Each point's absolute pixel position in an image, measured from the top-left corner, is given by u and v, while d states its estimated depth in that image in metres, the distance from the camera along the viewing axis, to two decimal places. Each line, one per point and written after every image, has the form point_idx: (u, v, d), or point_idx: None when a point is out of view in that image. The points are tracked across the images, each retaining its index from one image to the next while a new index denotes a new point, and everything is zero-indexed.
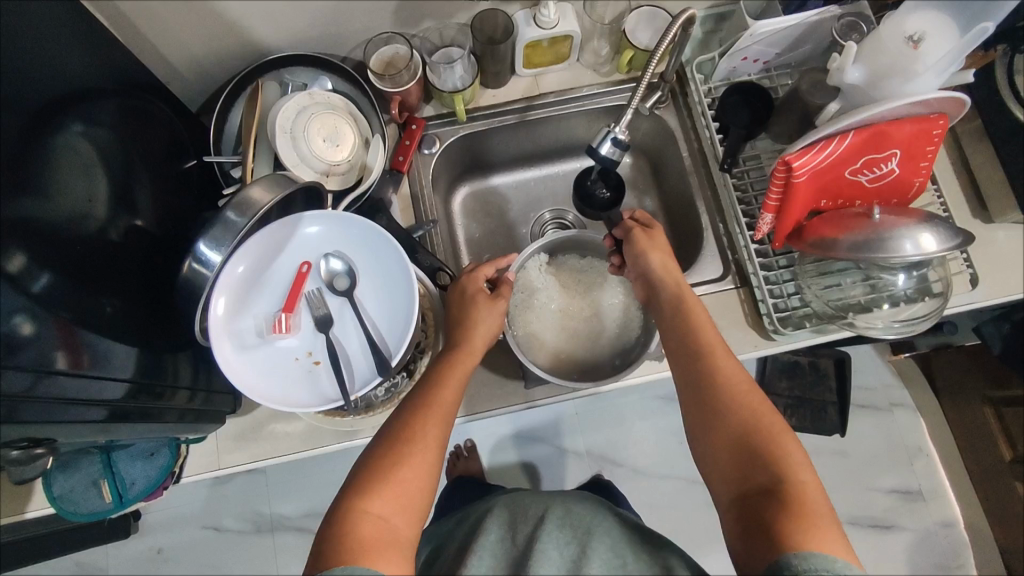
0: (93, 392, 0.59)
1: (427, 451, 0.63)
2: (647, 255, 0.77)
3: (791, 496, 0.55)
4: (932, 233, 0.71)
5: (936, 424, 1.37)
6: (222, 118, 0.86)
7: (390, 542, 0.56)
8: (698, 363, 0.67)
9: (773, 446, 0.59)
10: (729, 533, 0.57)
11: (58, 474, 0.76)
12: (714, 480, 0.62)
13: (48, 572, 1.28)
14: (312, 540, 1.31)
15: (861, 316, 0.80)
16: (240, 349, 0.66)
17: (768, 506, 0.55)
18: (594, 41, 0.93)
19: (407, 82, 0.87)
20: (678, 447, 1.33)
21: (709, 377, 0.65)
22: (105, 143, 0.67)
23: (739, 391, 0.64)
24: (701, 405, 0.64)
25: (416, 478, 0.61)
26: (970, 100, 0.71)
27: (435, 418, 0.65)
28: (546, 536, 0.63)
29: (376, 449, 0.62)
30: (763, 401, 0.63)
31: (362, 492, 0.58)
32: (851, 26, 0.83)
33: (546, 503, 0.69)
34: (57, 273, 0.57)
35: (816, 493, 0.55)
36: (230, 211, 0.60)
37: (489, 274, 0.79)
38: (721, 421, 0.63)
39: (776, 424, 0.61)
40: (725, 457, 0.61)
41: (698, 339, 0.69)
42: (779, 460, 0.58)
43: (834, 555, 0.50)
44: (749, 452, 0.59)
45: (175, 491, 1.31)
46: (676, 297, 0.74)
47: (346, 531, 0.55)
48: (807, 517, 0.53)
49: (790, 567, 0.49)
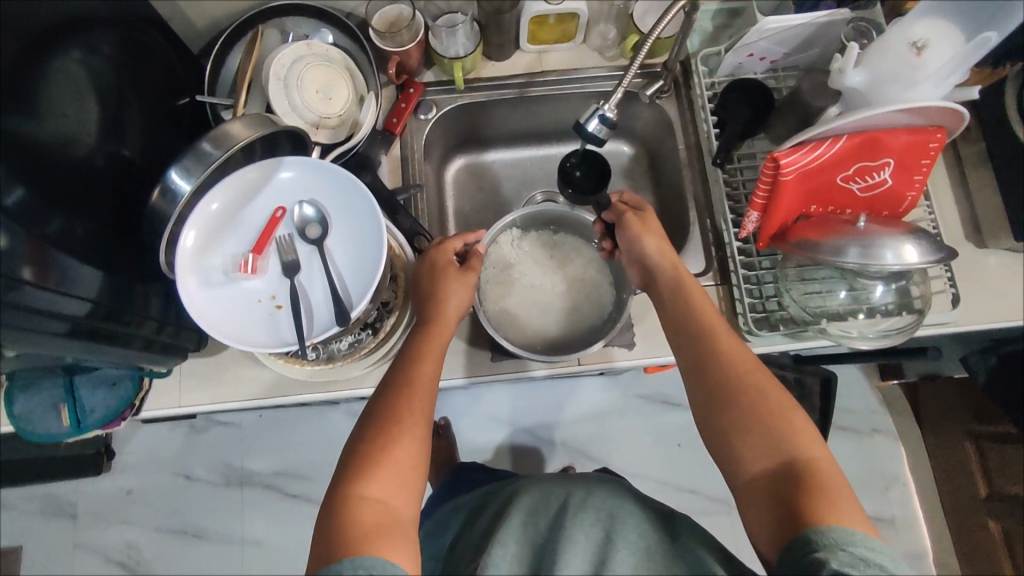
0: (62, 308, 0.59)
1: (419, 425, 0.64)
2: (642, 240, 0.75)
3: (806, 480, 0.57)
4: (915, 245, 0.70)
5: (916, 455, 1.33)
6: (220, 60, 0.86)
7: (393, 523, 0.58)
8: (701, 354, 0.67)
9: (783, 432, 0.61)
10: (751, 519, 0.59)
11: (19, 393, 0.76)
12: (727, 470, 0.63)
13: (20, 500, 1.29)
14: (279, 498, 1.31)
15: (836, 324, 0.79)
16: (204, 286, 0.67)
17: (788, 493, 0.57)
18: (601, 25, 0.93)
19: (408, 42, 0.86)
20: (652, 446, 1.32)
21: (713, 369, 0.65)
22: (96, 69, 0.68)
23: (749, 373, 0.65)
24: (707, 398, 0.65)
25: (412, 453, 0.62)
26: (970, 115, 0.69)
27: (420, 392, 0.66)
28: (573, 525, 0.65)
29: (367, 431, 0.63)
30: (768, 380, 0.64)
31: (355, 480, 0.59)
32: (861, 33, 0.80)
33: (566, 489, 0.71)
34: (30, 187, 0.56)
35: (830, 473, 0.58)
36: (205, 142, 0.60)
37: (457, 248, 0.77)
38: (730, 410, 0.63)
39: (787, 406, 0.63)
40: (738, 449, 0.62)
41: (701, 327, 0.68)
42: (792, 444, 0.60)
43: (853, 527, 0.53)
44: (761, 441, 0.61)
45: (150, 434, 1.32)
46: (674, 284, 0.72)
47: (351, 517, 0.57)
48: (826, 497, 0.55)
49: (812, 544, 0.52)
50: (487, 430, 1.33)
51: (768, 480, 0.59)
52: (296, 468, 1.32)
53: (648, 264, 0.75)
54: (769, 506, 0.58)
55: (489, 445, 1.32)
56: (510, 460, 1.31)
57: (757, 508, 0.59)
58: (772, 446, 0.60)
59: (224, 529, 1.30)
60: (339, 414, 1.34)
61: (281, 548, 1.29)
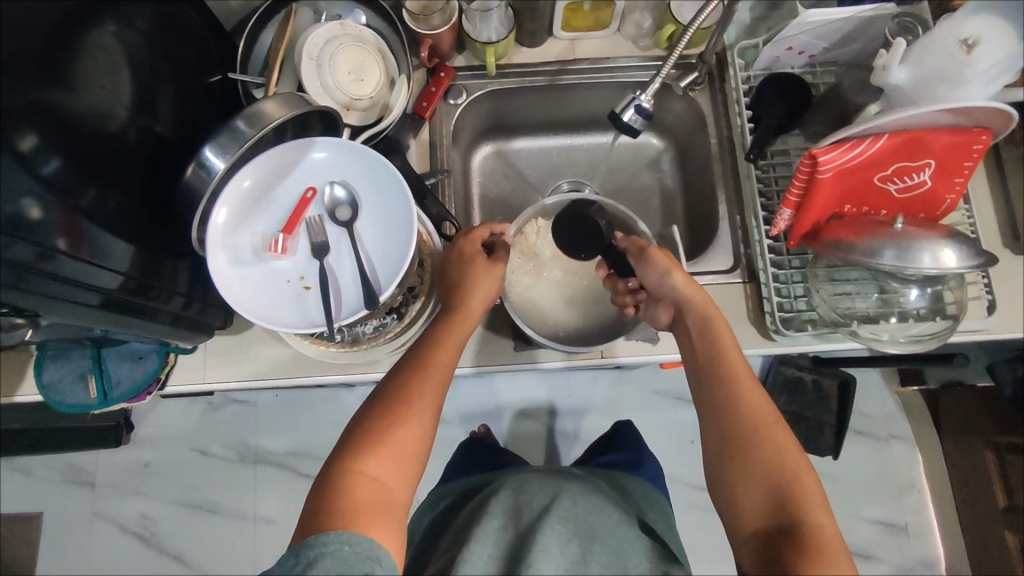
0: (92, 279, 0.59)
1: (426, 410, 0.64)
2: (671, 275, 0.73)
3: (803, 527, 0.56)
4: (953, 250, 0.69)
5: (932, 464, 1.32)
6: (254, 37, 0.87)
7: (385, 503, 0.58)
8: (718, 389, 0.67)
9: (786, 475, 0.60)
10: (749, 550, 0.59)
11: (49, 363, 0.78)
12: (728, 516, 0.62)
13: (41, 467, 1.32)
14: (292, 477, 1.32)
15: (867, 327, 0.77)
16: (234, 263, 0.67)
17: (784, 537, 0.56)
18: (636, 14, 0.91)
19: (440, 25, 0.85)
20: (666, 441, 1.32)
21: (728, 408, 0.65)
22: (130, 43, 0.68)
23: (763, 418, 0.64)
24: (718, 437, 0.65)
25: (413, 440, 0.62)
26: (1020, 117, 0.67)
27: (432, 380, 0.66)
28: (549, 524, 0.64)
29: (373, 412, 0.63)
30: (786, 435, 0.63)
31: (356, 454, 0.60)
32: (906, 29, 0.77)
33: (553, 493, 0.71)
34: (66, 157, 0.57)
35: (828, 531, 0.56)
36: (239, 120, 0.61)
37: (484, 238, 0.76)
38: (739, 456, 0.63)
39: (796, 454, 0.62)
40: (741, 495, 0.61)
41: (721, 360, 0.68)
42: (797, 490, 0.59)
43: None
44: (765, 489, 0.60)
45: (169, 409, 1.34)
46: (698, 318, 0.72)
47: (344, 489, 0.57)
48: (816, 552, 0.53)
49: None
50: (501, 421, 1.33)
51: (771, 517, 0.58)
52: (310, 448, 1.33)
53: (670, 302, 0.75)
54: (770, 540, 0.57)
55: (502, 434, 1.32)
56: (523, 450, 1.32)
57: (757, 541, 0.58)
58: (775, 497, 0.59)
59: (237, 504, 1.31)
60: (355, 396, 1.35)
61: (292, 526, 1.31)
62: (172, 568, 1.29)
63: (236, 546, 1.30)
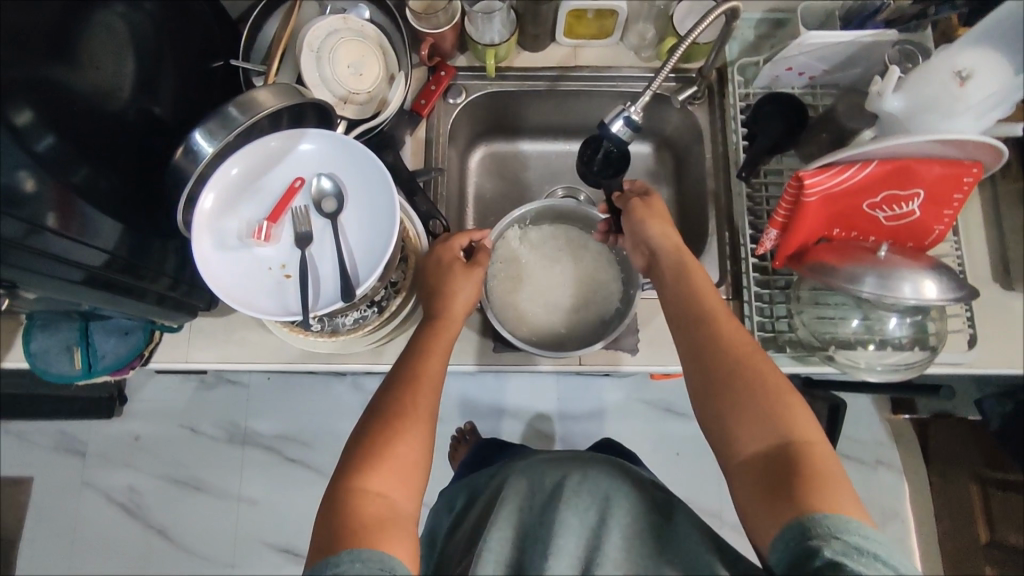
0: (78, 256, 0.60)
1: (422, 422, 0.64)
2: (646, 224, 0.75)
3: (802, 463, 0.57)
4: (934, 281, 0.69)
5: (919, 494, 1.29)
6: (257, 29, 0.89)
7: (394, 518, 0.58)
8: (701, 332, 0.66)
9: (776, 404, 0.60)
10: (746, 491, 0.59)
11: (38, 331, 0.80)
12: (719, 448, 0.63)
13: (36, 434, 1.34)
14: (278, 460, 1.34)
15: (844, 352, 0.77)
16: (218, 247, 0.68)
17: (788, 474, 0.56)
18: (639, 24, 0.91)
19: (443, 24, 0.86)
20: (652, 452, 1.31)
21: (712, 347, 0.65)
22: (139, 27, 0.69)
23: (747, 352, 0.64)
24: (703, 374, 0.64)
25: (413, 450, 0.62)
26: (1009, 152, 0.67)
27: (424, 391, 0.66)
28: (567, 500, 0.66)
29: (371, 426, 0.63)
30: (768, 365, 0.63)
31: (358, 474, 0.60)
32: (906, 55, 0.78)
33: (563, 468, 0.71)
34: (61, 134, 0.58)
35: (824, 455, 0.58)
36: (231, 107, 0.62)
37: (465, 244, 0.77)
38: (730, 390, 0.62)
39: (782, 384, 0.62)
40: (734, 429, 0.61)
41: (704, 307, 0.68)
42: (788, 426, 0.59)
43: (848, 515, 0.53)
44: (757, 422, 0.60)
45: (162, 385, 1.36)
46: (675, 267, 0.72)
47: (354, 510, 0.57)
48: (821, 487, 0.55)
49: (808, 531, 0.52)
50: (487, 420, 1.33)
51: (768, 455, 0.59)
52: (298, 433, 1.35)
53: (650, 247, 0.75)
54: (769, 480, 0.57)
55: (488, 433, 1.32)
56: None
57: (756, 484, 0.58)
58: (768, 428, 0.59)
59: (222, 483, 1.33)
60: (344, 385, 1.36)
61: (274, 509, 1.32)
62: (155, 541, 1.31)
63: (220, 524, 1.31)
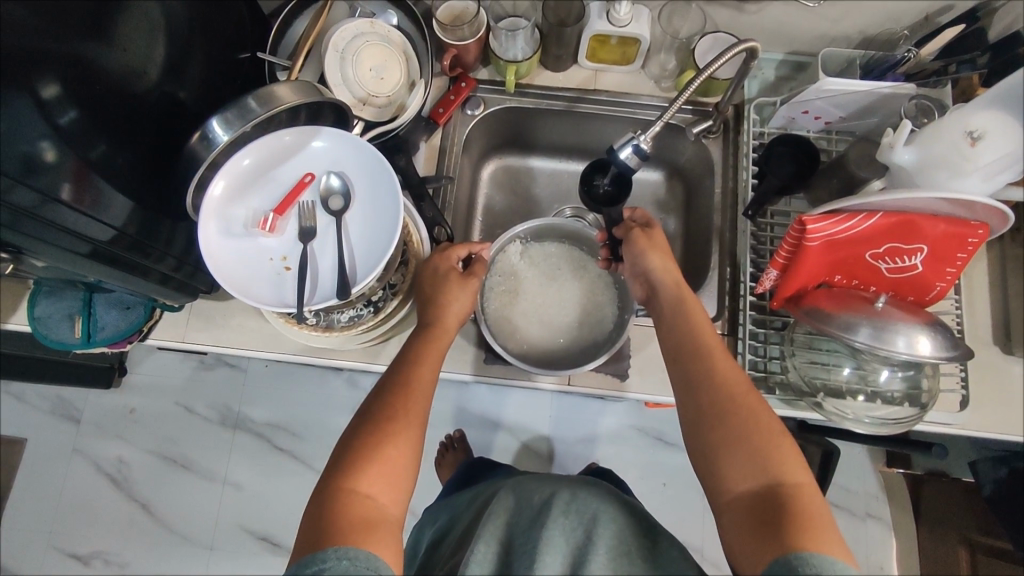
0: (89, 230, 0.62)
1: (413, 427, 0.65)
2: (647, 255, 0.75)
3: (791, 504, 0.56)
4: (930, 338, 0.68)
5: (907, 552, 1.26)
6: (288, 23, 0.91)
7: (382, 522, 0.58)
8: (696, 367, 0.66)
9: (767, 443, 0.60)
10: (734, 529, 0.58)
11: (44, 297, 0.82)
12: (709, 486, 0.62)
13: (35, 396, 1.36)
14: (267, 448, 1.35)
15: (833, 401, 0.77)
16: (224, 234, 0.70)
17: (776, 514, 0.56)
18: (661, 54, 0.93)
19: (467, 37, 0.87)
20: (639, 480, 1.30)
21: (707, 382, 0.65)
22: (174, 15, 0.71)
23: (740, 391, 0.64)
24: (695, 409, 0.64)
25: (403, 455, 0.63)
26: (1016, 217, 0.66)
27: (416, 396, 0.67)
28: (553, 520, 0.64)
29: (362, 429, 0.64)
30: (760, 403, 0.63)
31: (349, 474, 0.60)
32: (923, 110, 0.78)
33: (552, 487, 0.70)
34: (84, 109, 0.60)
35: (812, 498, 0.57)
36: (251, 99, 0.64)
37: (461, 255, 0.78)
38: (721, 425, 0.62)
39: (773, 424, 0.61)
40: (723, 466, 0.61)
41: (701, 344, 0.68)
42: (776, 466, 0.59)
43: (834, 556, 0.52)
44: (746, 460, 0.60)
45: (161, 361, 1.38)
46: (675, 301, 0.72)
47: (342, 508, 0.58)
48: (809, 527, 0.54)
49: (794, 569, 0.51)
50: (477, 429, 1.33)
51: (755, 494, 0.58)
52: (289, 423, 1.36)
53: (650, 279, 0.75)
54: (758, 517, 0.57)
55: (477, 444, 1.32)
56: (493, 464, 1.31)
57: (743, 523, 0.57)
58: (757, 467, 0.59)
59: (210, 464, 1.34)
60: (339, 380, 1.37)
61: (257, 496, 1.32)
62: (137, 515, 1.32)
63: (203, 504, 1.32)
